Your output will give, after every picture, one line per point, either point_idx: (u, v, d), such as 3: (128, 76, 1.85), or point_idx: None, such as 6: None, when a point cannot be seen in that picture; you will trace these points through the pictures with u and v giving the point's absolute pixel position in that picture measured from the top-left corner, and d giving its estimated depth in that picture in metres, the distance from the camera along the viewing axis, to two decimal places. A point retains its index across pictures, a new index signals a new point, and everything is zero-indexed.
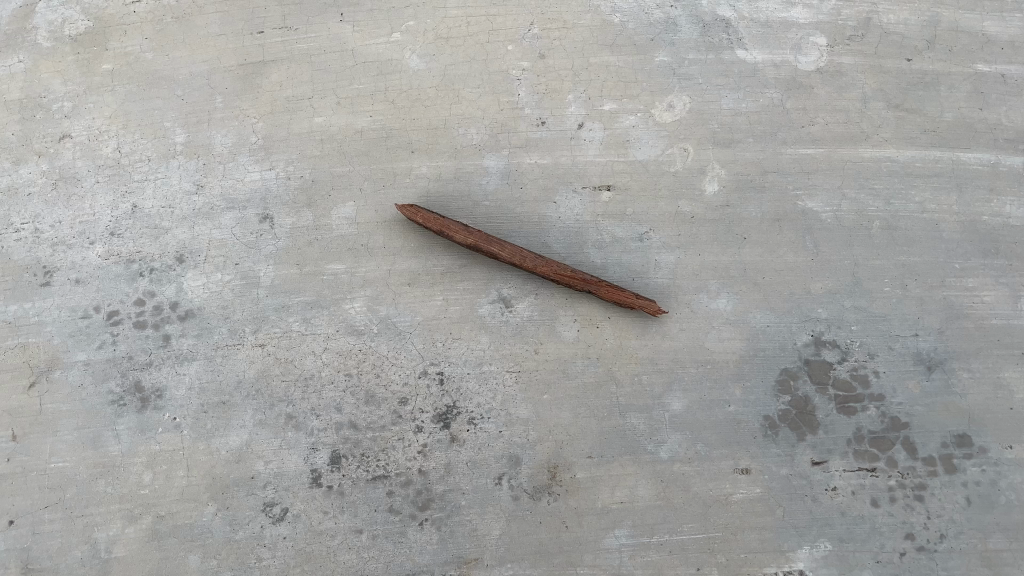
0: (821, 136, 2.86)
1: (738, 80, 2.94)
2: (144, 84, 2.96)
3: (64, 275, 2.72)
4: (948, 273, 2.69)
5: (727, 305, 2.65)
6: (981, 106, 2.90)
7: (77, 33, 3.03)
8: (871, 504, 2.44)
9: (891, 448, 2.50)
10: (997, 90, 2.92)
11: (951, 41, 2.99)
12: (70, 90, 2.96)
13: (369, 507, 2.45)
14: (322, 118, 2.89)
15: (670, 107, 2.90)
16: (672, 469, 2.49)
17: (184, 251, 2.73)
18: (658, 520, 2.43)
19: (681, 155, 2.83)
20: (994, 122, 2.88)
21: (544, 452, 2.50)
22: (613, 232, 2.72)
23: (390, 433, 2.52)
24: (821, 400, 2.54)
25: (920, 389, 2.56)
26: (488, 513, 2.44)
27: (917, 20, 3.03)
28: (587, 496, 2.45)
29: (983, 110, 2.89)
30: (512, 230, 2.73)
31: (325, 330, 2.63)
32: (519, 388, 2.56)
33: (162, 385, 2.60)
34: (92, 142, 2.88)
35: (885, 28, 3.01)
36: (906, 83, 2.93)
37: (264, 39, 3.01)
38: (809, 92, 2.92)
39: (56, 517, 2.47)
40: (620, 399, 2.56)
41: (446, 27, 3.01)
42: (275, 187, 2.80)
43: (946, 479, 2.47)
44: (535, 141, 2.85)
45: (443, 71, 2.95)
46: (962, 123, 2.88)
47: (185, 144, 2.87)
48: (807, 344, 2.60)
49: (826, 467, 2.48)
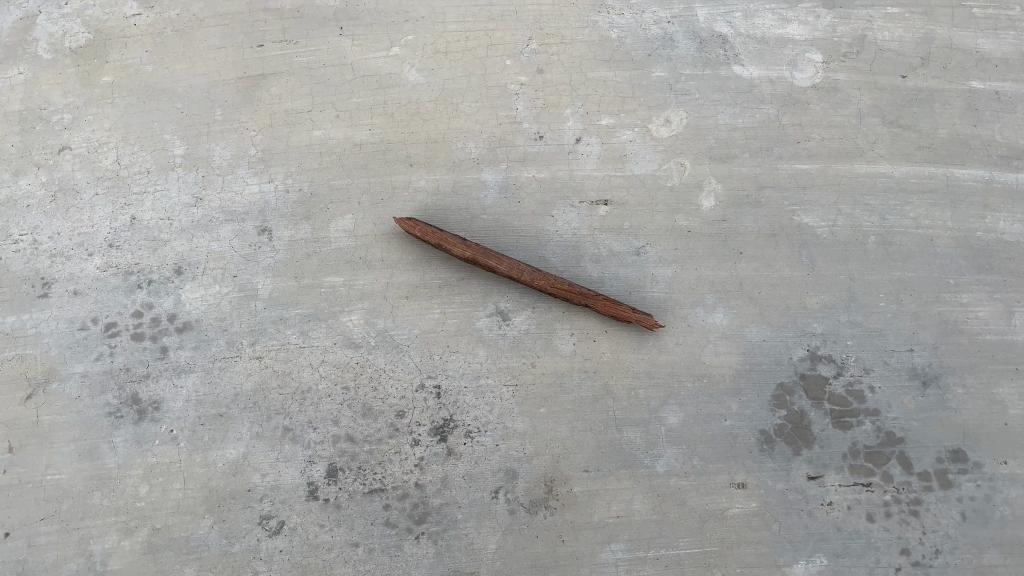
0: (817, 152, 2.87)
1: (734, 96, 2.96)
2: (144, 96, 2.96)
3: (62, 286, 2.71)
4: (943, 288, 2.70)
5: (723, 319, 2.66)
6: (975, 123, 2.92)
7: (78, 45, 3.04)
8: (866, 519, 2.44)
9: (886, 463, 2.50)
10: (991, 107, 2.94)
11: (946, 58, 3.02)
12: (70, 103, 2.96)
13: (365, 520, 2.45)
14: (320, 131, 2.90)
15: (667, 122, 2.91)
16: (669, 483, 2.48)
17: (183, 264, 2.73)
18: (655, 534, 2.43)
19: (678, 170, 2.84)
20: (988, 139, 2.90)
21: (541, 466, 2.49)
22: (611, 246, 2.73)
23: (387, 446, 2.52)
24: (817, 414, 2.55)
25: (915, 404, 2.56)
26: (484, 527, 2.44)
27: (912, 37, 3.05)
28: (583, 510, 2.45)
29: (977, 127, 2.91)
30: (510, 244, 2.73)
31: (323, 343, 2.63)
32: (516, 401, 2.56)
33: (159, 398, 2.59)
34: (92, 154, 2.88)
35: (880, 45, 3.04)
36: (901, 100, 2.95)
37: (264, 52, 3.02)
38: (804, 108, 2.93)
39: (51, 529, 2.46)
40: (617, 413, 2.55)
41: (444, 42, 3.03)
42: (273, 200, 2.80)
43: (941, 494, 2.47)
44: (533, 155, 2.85)
45: (442, 85, 2.96)
46: (956, 140, 2.89)
47: (184, 156, 2.87)
48: (804, 358, 2.61)
49: (822, 482, 2.48)
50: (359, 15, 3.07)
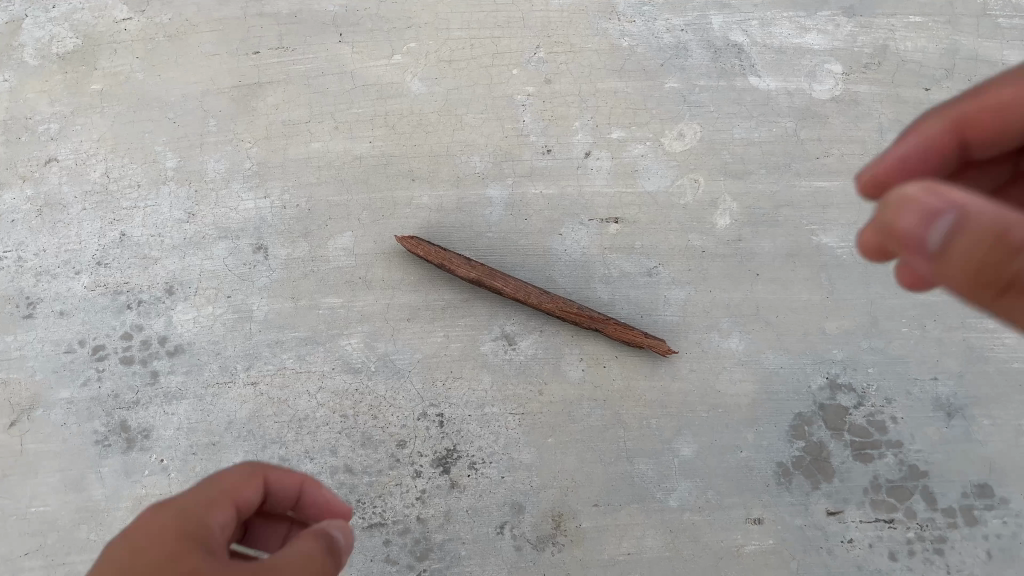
0: (838, 167, 2.83)
1: (750, 109, 2.92)
2: (134, 107, 2.93)
3: (47, 306, 2.67)
4: (969, 314, 2.66)
5: (739, 344, 2.62)
6: None
7: (66, 51, 3.01)
8: (889, 558, 2.38)
9: (909, 498, 2.45)
10: None
11: (972, 70, 2.96)
12: (57, 112, 2.92)
13: (363, 556, 2.38)
14: (328, 145, 2.86)
15: (680, 137, 2.87)
16: (683, 519, 2.43)
17: (174, 283, 2.69)
18: (667, 573, 2.37)
19: (691, 186, 2.80)
20: None
21: (549, 500, 2.43)
22: (621, 267, 2.69)
23: (389, 478, 2.45)
24: (837, 446, 2.51)
25: (940, 436, 2.52)
26: (489, 564, 2.36)
27: (935, 48, 3.00)
28: (592, 547, 2.39)
29: None
30: (516, 265, 2.68)
31: (321, 368, 2.58)
32: (522, 431, 2.50)
33: (148, 425, 2.53)
34: (80, 167, 2.84)
35: (903, 55, 2.99)
36: (924, 114, 2.90)
37: (261, 60, 2.99)
38: (823, 122, 2.89)
39: (35, 565, 2.39)
40: (628, 443, 2.50)
41: (449, 50, 2.99)
42: (269, 217, 2.76)
43: (969, 531, 2.41)
44: (539, 169, 2.81)
45: (448, 98, 2.92)
46: None
47: (175, 169, 2.84)
48: (823, 387, 2.57)
49: (841, 518, 2.43)
50: (359, 21, 3.04)
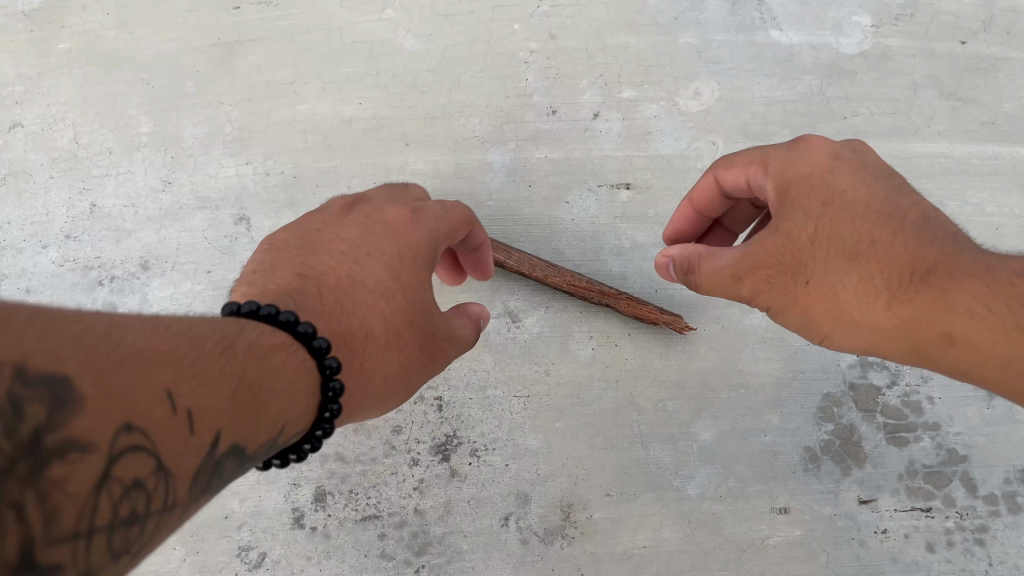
0: (867, 126, 2.75)
1: (772, 65, 2.82)
2: (104, 68, 2.82)
3: (14, 283, 2.58)
4: None
5: (761, 320, 2.56)
6: None
7: (32, 7, 2.88)
8: (927, 551, 2.34)
9: (948, 484, 2.40)
10: None
11: (1010, 23, 2.87)
12: (21, 74, 2.81)
13: (358, 551, 2.33)
14: (326, 106, 2.78)
15: (697, 95, 2.78)
16: (700, 508, 2.38)
17: (149, 257, 2.61)
18: (683, 564, 2.33)
19: (709, 147, 2.71)
20: None
21: (557, 488, 2.38)
22: (634, 238, 2.61)
23: (382, 467, 2.40)
24: (867, 428, 2.46)
25: (981, 418, 2.47)
26: (494, 557, 2.32)
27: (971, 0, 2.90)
28: (605, 539, 2.34)
29: None
30: (522, 238, 2.61)
31: None
32: (527, 415, 2.45)
33: None
34: (46, 132, 2.76)
35: (936, 7, 2.90)
36: (962, 70, 2.82)
37: (241, 16, 2.88)
38: (851, 79, 2.81)
39: None
40: (644, 426, 2.45)
41: (444, 6, 2.89)
42: (251, 186, 2.68)
43: (1010, 520, 2.37)
44: (544, 133, 2.73)
45: (456, 54, 2.83)
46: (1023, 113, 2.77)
47: (150, 134, 2.76)
48: (852, 365, 2.51)
49: (874, 507, 2.38)
50: None
